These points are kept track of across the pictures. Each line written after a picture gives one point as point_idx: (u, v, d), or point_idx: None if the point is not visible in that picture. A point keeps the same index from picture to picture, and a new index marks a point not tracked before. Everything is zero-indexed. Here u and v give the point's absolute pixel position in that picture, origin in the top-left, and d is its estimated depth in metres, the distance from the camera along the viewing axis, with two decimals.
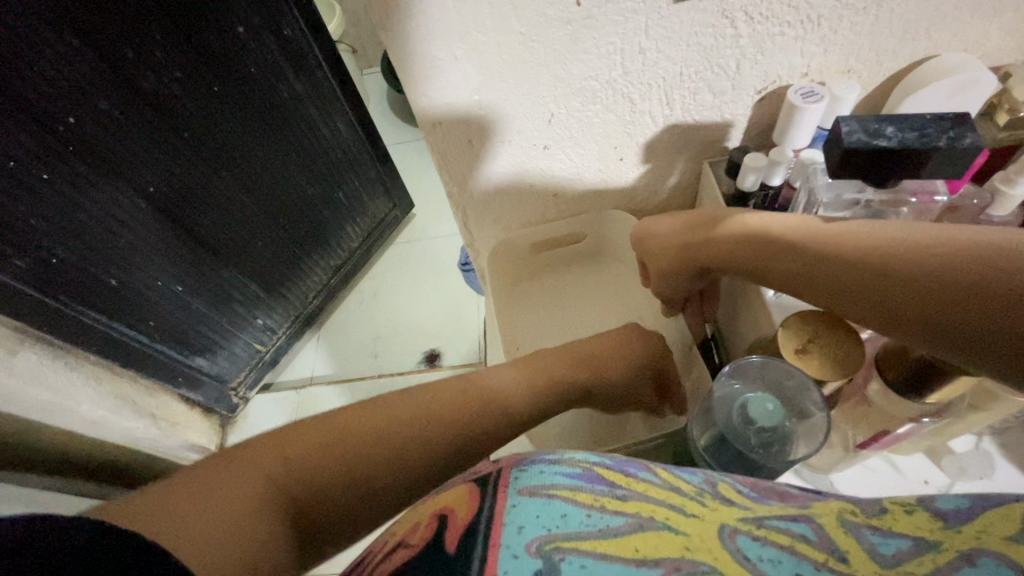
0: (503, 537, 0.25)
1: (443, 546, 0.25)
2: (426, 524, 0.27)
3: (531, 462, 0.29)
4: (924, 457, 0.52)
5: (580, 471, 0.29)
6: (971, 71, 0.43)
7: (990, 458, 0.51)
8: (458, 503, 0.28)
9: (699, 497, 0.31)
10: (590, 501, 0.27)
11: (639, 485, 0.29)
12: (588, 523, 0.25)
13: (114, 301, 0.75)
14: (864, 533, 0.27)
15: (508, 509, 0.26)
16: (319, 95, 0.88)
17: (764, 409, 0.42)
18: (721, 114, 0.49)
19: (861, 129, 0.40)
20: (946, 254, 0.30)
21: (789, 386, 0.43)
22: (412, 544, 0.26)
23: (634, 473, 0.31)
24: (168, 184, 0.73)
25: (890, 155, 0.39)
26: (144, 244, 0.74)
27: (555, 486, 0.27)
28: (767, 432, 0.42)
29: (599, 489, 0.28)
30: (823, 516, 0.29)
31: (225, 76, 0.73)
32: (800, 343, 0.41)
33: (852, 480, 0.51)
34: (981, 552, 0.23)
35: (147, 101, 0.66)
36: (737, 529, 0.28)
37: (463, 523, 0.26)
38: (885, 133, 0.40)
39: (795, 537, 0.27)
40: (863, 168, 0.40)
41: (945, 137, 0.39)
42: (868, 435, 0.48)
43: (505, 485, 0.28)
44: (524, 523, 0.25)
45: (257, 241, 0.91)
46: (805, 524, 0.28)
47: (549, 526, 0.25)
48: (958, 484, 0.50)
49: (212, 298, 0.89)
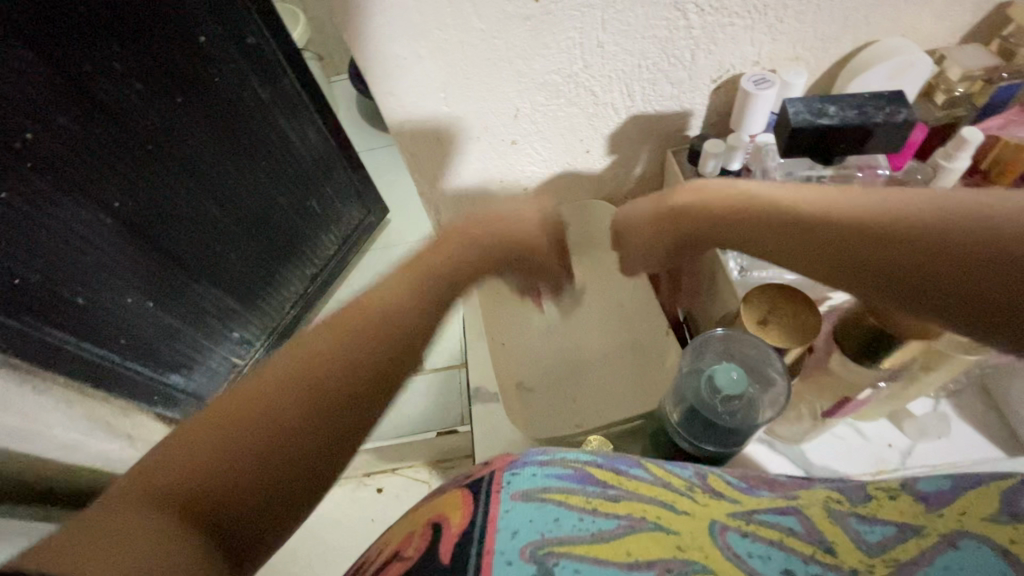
0: (498, 544, 0.29)
1: (438, 557, 0.28)
2: (421, 533, 0.31)
3: (524, 465, 0.33)
4: (887, 423, 0.55)
5: (572, 471, 0.33)
6: (909, 54, 0.46)
7: (947, 418, 0.54)
8: (452, 510, 0.32)
9: (690, 494, 0.35)
10: (583, 505, 0.31)
11: (629, 484, 0.34)
12: (580, 528, 0.30)
13: (88, 322, 0.73)
14: (851, 522, 0.34)
15: (502, 514, 0.30)
16: (286, 102, 0.87)
17: (730, 377, 0.44)
18: (679, 104, 0.51)
19: (806, 109, 0.44)
20: (940, 212, 0.33)
21: (753, 356, 0.45)
22: (407, 555, 0.30)
23: (626, 471, 0.35)
24: (135, 201, 0.73)
25: (831, 135, 0.43)
26: (112, 261, 0.73)
27: (548, 490, 0.32)
28: (734, 399, 0.45)
29: (591, 490, 0.32)
30: (812, 508, 0.36)
31: (190, 89, 0.72)
32: (761, 316, 0.44)
33: (822, 449, 0.54)
34: (963, 537, 0.31)
35: (107, 114, 0.65)
36: (727, 525, 0.33)
37: (456, 531, 0.30)
38: (828, 112, 0.43)
39: (784, 530, 0.33)
40: (811, 146, 0.44)
41: (882, 113, 0.42)
42: (833, 403, 0.50)
43: (499, 488, 0.32)
44: (518, 527, 0.29)
45: (228, 254, 0.90)
46: (793, 517, 0.35)
47: (542, 530, 0.29)
48: (919, 446, 0.53)
49: (186, 313, 0.88)
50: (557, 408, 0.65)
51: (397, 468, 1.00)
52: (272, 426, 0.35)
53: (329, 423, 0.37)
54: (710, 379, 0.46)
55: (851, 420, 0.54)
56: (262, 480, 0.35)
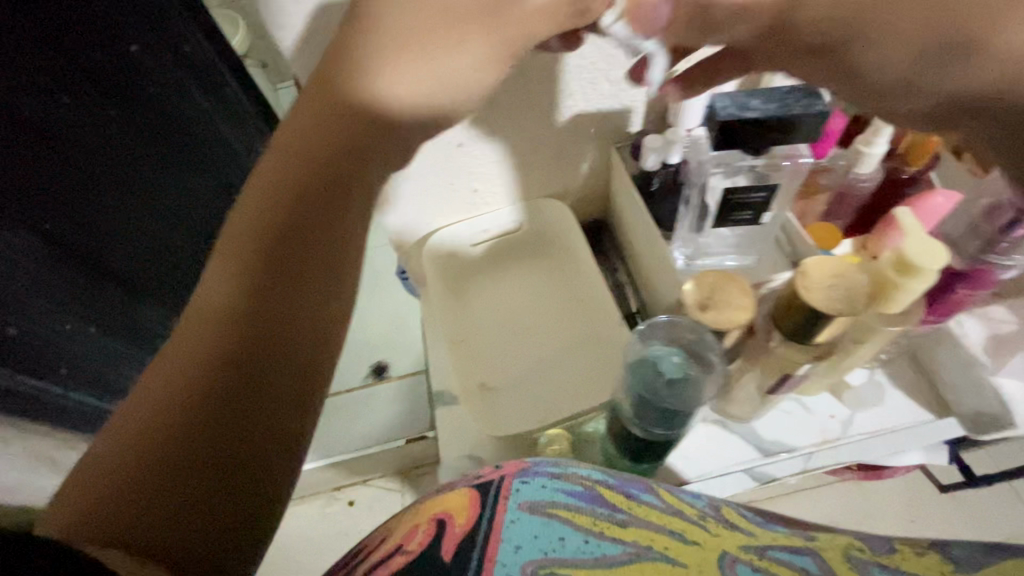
0: (500, 556, 0.30)
1: (441, 554, 0.30)
2: (426, 528, 0.33)
3: (533, 475, 0.35)
4: (829, 396, 0.60)
5: (582, 489, 0.35)
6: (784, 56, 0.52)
7: (882, 387, 0.60)
8: (457, 510, 0.34)
9: (703, 522, 0.36)
10: (588, 525, 0.32)
11: (640, 509, 0.35)
12: (584, 549, 0.30)
13: (21, 356, 0.67)
14: (872, 570, 0.32)
15: (507, 524, 0.32)
16: (227, 112, 0.85)
17: (671, 362, 0.49)
18: (619, 102, 0.58)
19: (732, 105, 0.46)
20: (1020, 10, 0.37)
21: (691, 341, 0.49)
22: (410, 548, 0.31)
23: (636, 495, 0.37)
24: (67, 222, 0.68)
25: (756, 127, 0.45)
26: (43, 286, 0.68)
27: (554, 505, 0.33)
28: (677, 382, 0.48)
29: (600, 513, 0.33)
30: (829, 550, 0.34)
31: (119, 100, 0.69)
32: (701, 296, 0.48)
33: (771, 425, 0.59)
34: None
35: (30, 133, 0.61)
36: (737, 556, 0.32)
37: (461, 530, 0.32)
38: (751, 108, 0.46)
39: (796, 568, 0.31)
40: (739, 140, 0.46)
41: (803, 106, 0.45)
42: (774, 379, 0.52)
43: (506, 497, 0.34)
44: (520, 542, 0.31)
45: (174, 269, 0.87)
46: (808, 557, 0.33)
47: (545, 550, 0.30)
48: (857, 416, 0.59)
49: (130, 334, 0.83)
50: (519, 400, 0.62)
51: (367, 478, 1.04)
52: (217, 352, 0.37)
53: (263, 316, 0.38)
54: (653, 366, 0.49)
55: (796, 396, 0.59)
56: (213, 416, 0.36)
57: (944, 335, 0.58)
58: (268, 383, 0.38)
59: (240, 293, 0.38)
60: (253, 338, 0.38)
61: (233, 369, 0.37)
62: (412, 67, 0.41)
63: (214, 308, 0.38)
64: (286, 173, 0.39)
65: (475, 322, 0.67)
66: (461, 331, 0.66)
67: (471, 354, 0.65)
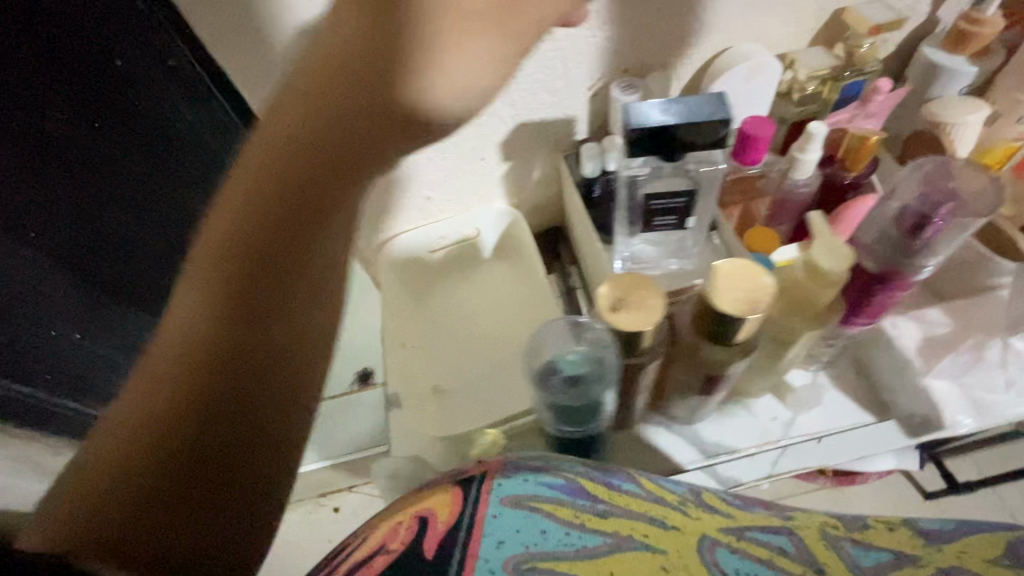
0: (482, 551, 0.25)
1: (422, 554, 0.25)
2: (407, 528, 0.27)
3: (514, 470, 0.30)
4: (772, 397, 0.59)
5: (564, 481, 0.29)
6: (760, 58, 0.52)
7: (823, 387, 0.60)
8: (440, 505, 0.28)
9: (682, 508, 0.31)
10: (570, 518, 0.27)
11: (619, 498, 0.30)
12: (566, 543, 0.26)
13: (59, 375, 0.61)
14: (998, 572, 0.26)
15: (489, 519, 0.27)
16: None
17: (568, 360, 0.48)
18: (561, 112, 0.56)
19: (642, 112, 0.43)
20: None
21: (588, 339, 0.47)
22: (393, 547, 0.26)
23: (618, 485, 0.31)
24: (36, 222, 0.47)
25: (663, 136, 0.43)
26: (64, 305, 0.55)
27: (538, 498, 0.28)
28: (572, 382, 0.47)
29: (580, 503, 0.28)
30: (805, 529, 0.30)
31: (120, 121, 0.46)
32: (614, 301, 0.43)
33: (719, 428, 0.58)
34: None
35: None
36: (717, 539, 0.28)
37: (443, 528, 0.26)
38: (659, 115, 0.43)
39: (774, 549, 0.28)
40: (653, 148, 0.44)
41: (707, 114, 0.42)
42: (704, 379, 0.50)
43: (487, 490, 0.28)
44: (503, 537, 0.26)
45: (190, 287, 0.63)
46: (786, 537, 0.29)
47: (528, 544, 0.26)
48: (801, 417, 0.58)
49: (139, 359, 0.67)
50: (466, 410, 0.60)
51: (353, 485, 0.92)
52: (226, 334, 0.33)
53: (279, 299, 0.34)
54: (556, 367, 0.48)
55: (738, 399, 0.58)
56: (225, 412, 0.32)
57: (879, 337, 0.57)
58: (283, 373, 0.35)
59: (254, 273, 0.33)
60: (265, 321, 0.34)
61: (242, 363, 0.33)
62: (480, 66, 0.32)
63: (220, 284, 0.33)
64: (282, 163, 0.33)
65: (433, 332, 0.65)
66: (405, 337, 0.65)
67: (436, 359, 0.64)
